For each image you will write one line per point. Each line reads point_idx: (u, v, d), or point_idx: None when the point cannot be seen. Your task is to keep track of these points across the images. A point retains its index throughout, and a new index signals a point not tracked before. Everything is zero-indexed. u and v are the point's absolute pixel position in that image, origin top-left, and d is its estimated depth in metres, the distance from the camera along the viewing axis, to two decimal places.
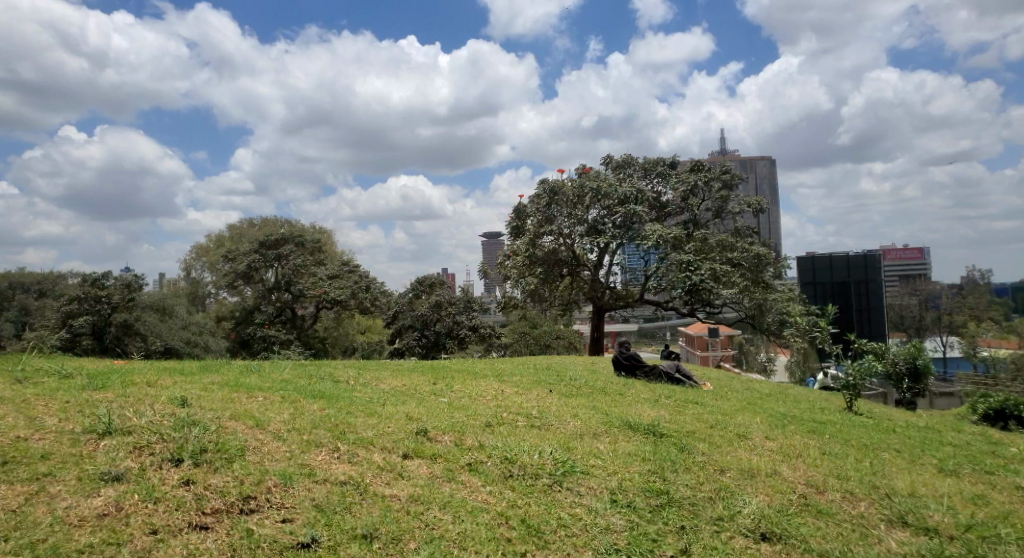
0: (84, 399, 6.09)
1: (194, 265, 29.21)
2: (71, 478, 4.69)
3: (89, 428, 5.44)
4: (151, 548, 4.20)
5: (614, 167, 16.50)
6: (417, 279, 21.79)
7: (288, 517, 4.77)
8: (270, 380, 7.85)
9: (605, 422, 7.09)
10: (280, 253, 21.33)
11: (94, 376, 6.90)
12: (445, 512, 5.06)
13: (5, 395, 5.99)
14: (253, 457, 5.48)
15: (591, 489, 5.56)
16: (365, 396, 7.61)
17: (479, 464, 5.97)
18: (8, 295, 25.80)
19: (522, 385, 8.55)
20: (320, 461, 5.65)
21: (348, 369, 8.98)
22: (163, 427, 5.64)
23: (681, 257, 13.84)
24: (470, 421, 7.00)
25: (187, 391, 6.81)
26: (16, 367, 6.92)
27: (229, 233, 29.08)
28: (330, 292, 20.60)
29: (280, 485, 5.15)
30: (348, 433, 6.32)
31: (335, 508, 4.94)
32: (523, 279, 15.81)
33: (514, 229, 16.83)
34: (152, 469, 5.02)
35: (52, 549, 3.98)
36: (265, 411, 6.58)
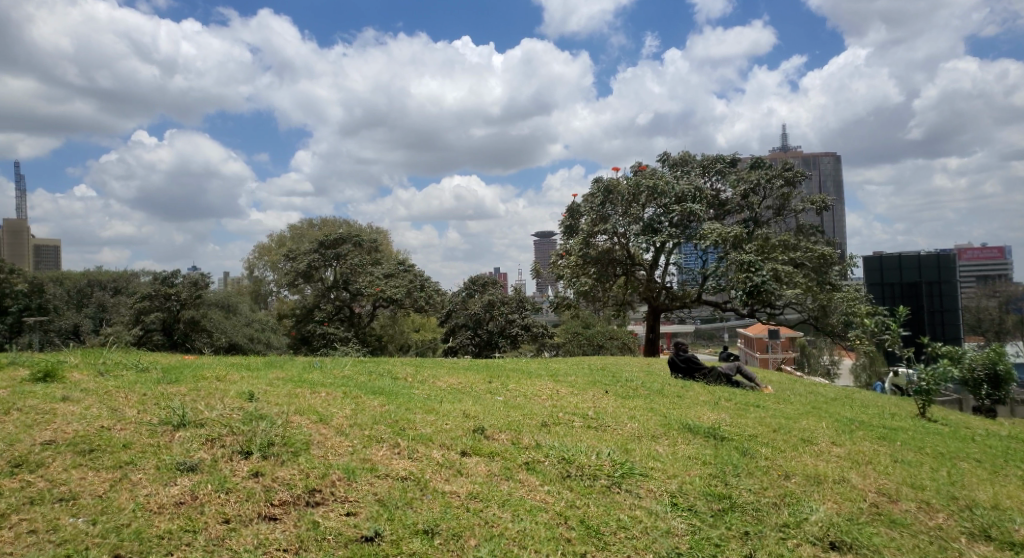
0: (160, 392, 6.38)
1: (257, 264, 30.20)
2: (151, 467, 4.92)
3: (165, 419, 5.71)
4: (224, 536, 4.37)
5: (671, 165, 16.27)
6: (470, 279, 22.10)
7: (352, 511, 4.88)
8: (331, 375, 8.06)
9: (663, 425, 6.98)
10: (338, 253, 21.84)
11: (169, 370, 7.24)
12: (505, 511, 5.09)
13: (90, 386, 6.34)
14: (317, 451, 5.64)
15: (651, 492, 5.49)
16: (423, 393, 7.71)
17: (537, 464, 5.97)
18: (87, 292, 27.32)
19: (578, 386, 8.51)
20: (381, 457, 5.76)
21: (407, 366, 9.14)
22: (233, 421, 5.86)
23: (740, 257, 13.52)
24: (527, 420, 7.02)
25: (255, 386, 7.07)
26: (99, 360, 7.32)
27: (290, 233, 29.95)
28: (386, 291, 21.00)
29: (344, 478, 5.28)
30: (407, 430, 6.42)
31: (397, 504, 5.02)
32: (577, 278, 15.75)
33: (568, 228, 16.79)
34: (224, 460, 5.23)
35: (135, 534, 4.19)
36: (327, 406, 6.76)
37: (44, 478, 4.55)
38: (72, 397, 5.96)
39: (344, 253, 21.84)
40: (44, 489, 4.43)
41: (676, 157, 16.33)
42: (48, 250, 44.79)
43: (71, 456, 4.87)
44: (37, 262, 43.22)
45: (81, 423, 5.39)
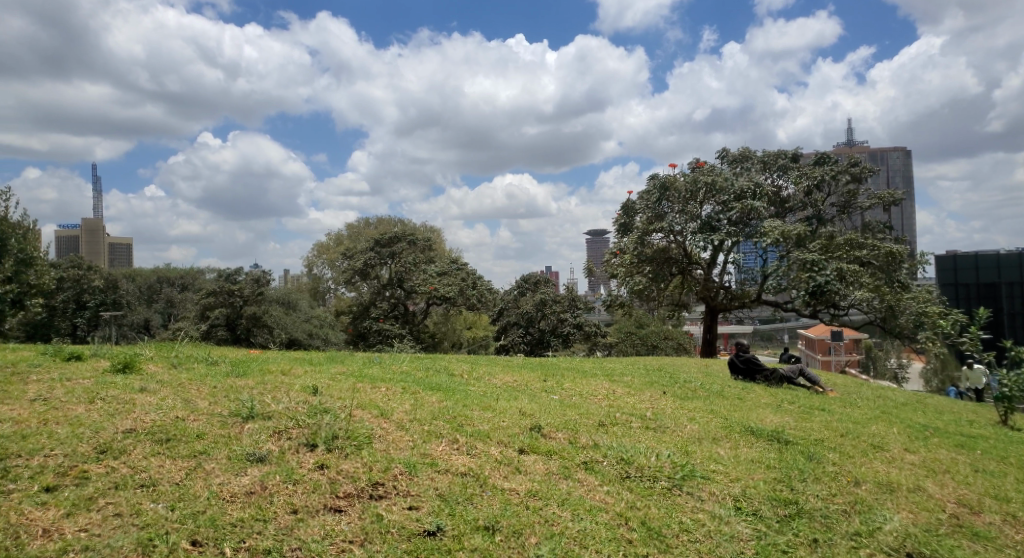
0: (229, 385, 6.62)
1: (316, 263, 30.95)
2: (223, 457, 5.11)
3: (235, 411, 5.92)
4: (293, 526, 4.50)
5: (730, 162, 15.93)
6: (520, 277, 22.73)
7: (413, 505, 4.95)
8: (390, 371, 8.21)
9: (724, 427, 6.84)
10: (393, 251, 22.18)
11: (236, 364, 7.50)
12: (564, 510, 5.08)
13: (164, 378, 6.63)
14: (380, 445, 5.75)
15: (714, 495, 5.38)
16: (479, 390, 7.76)
17: (595, 464, 5.94)
18: (157, 288, 28.44)
19: (635, 386, 8.41)
20: (441, 452, 5.83)
21: (463, 363, 9.22)
22: (299, 414, 6.03)
23: (803, 256, 13.14)
24: (584, 420, 6.97)
25: (318, 380, 7.26)
26: (172, 353, 7.65)
27: (347, 232, 30.63)
28: (439, 290, 21.26)
29: (405, 473, 5.36)
30: (465, 426, 6.48)
31: (458, 499, 5.07)
32: (631, 278, 15.60)
33: (622, 226, 16.64)
34: (291, 452, 5.38)
35: (210, 521, 4.35)
36: (387, 401, 6.88)
37: (125, 464, 4.78)
38: (149, 388, 6.24)
39: (399, 251, 22.20)
40: (126, 475, 4.65)
41: (735, 153, 15.97)
42: (121, 248, 46.98)
43: (149, 445, 5.10)
44: (112, 260, 45.41)
45: (158, 413, 5.64)
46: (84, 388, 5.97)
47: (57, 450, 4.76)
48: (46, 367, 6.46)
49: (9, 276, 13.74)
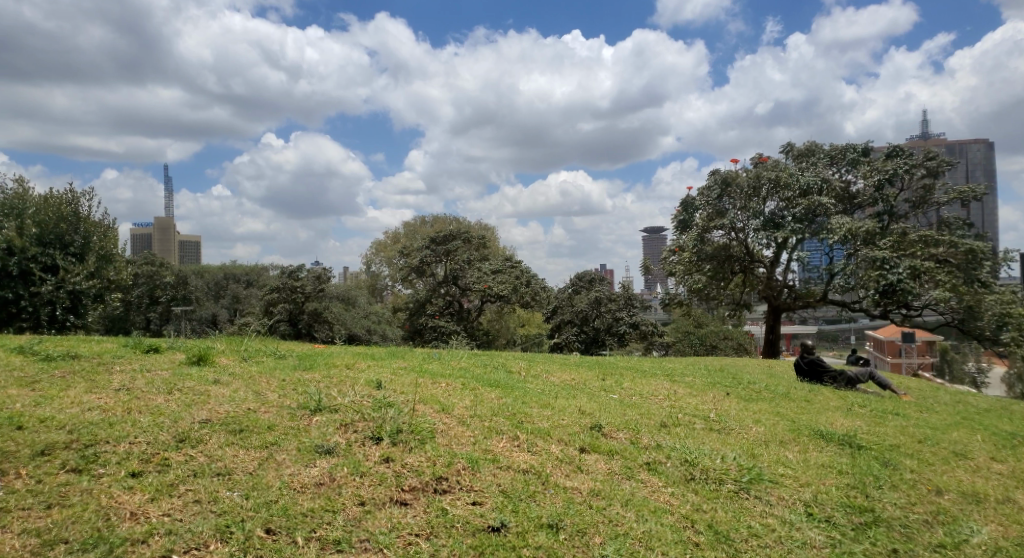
0: (297, 378, 6.82)
1: (374, 260, 31.55)
2: (293, 449, 5.25)
3: (303, 404, 6.08)
4: (361, 518, 4.58)
5: (794, 157, 15.49)
6: (575, 275, 22.61)
7: (477, 500, 4.98)
8: (449, 366, 8.31)
9: (792, 430, 6.64)
10: (448, 248, 22.42)
11: (303, 357, 7.71)
12: (628, 510, 5.02)
13: (236, 371, 6.87)
14: (442, 440, 5.81)
15: (783, 499, 5.23)
16: (538, 388, 7.75)
17: (658, 464, 5.85)
18: (224, 285, 28.97)
19: (697, 387, 8.25)
20: (502, 449, 5.84)
21: (520, 360, 9.23)
22: (364, 407, 6.16)
23: (873, 253, 12.64)
24: (645, 420, 6.88)
25: (381, 374, 7.39)
26: (242, 347, 7.92)
27: (404, 230, 31.14)
28: (493, 287, 21.39)
29: (468, 468, 5.40)
30: (526, 423, 6.47)
31: (521, 496, 5.08)
32: (690, 275, 15.36)
33: (681, 223, 16.39)
34: (357, 444, 5.49)
35: (282, 510, 4.48)
36: (448, 396, 6.95)
37: (202, 453, 4.97)
38: (222, 380, 6.48)
39: (454, 249, 22.39)
40: (204, 463, 4.83)
41: (800, 148, 15.51)
42: (190, 245, 49.01)
43: (224, 435, 5.29)
44: (183, 256, 47.40)
45: (231, 405, 5.84)
46: (163, 379, 6.25)
47: (141, 437, 4.98)
48: (128, 358, 6.80)
49: (92, 272, 14.53)
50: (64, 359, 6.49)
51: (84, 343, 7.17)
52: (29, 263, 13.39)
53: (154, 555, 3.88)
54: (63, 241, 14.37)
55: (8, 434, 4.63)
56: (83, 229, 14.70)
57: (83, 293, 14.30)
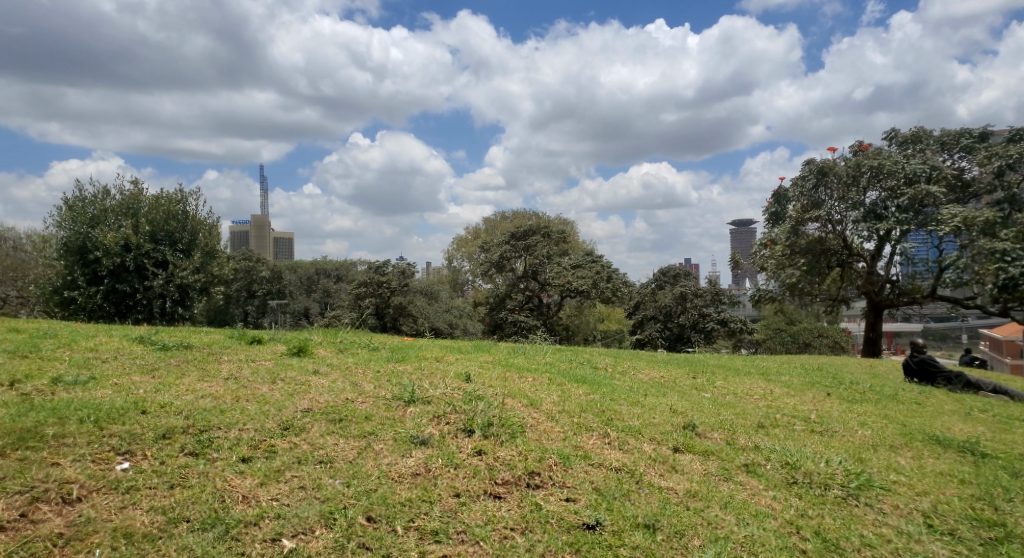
0: (390, 370, 7.01)
1: (455, 256, 32.06)
2: (390, 439, 5.38)
3: (398, 395, 6.23)
4: (457, 510, 4.63)
5: (900, 143, 14.58)
6: (660, 270, 22.23)
7: (571, 497, 4.93)
8: (536, 361, 8.30)
9: (903, 435, 6.23)
10: (528, 244, 22.49)
11: (395, 350, 7.92)
12: (728, 513, 4.84)
13: (333, 362, 7.13)
14: (533, 435, 5.79)
15: (898, 508, 4.91)
16: (626, 385, 7.62)
17: (757, 466, 5.62)
18: (316, 280, 29.98)
19: (794, 386, 7.87)
20: (593, 445, 5.76)
21: (607, 356, 9.11)
22: (455, 399, 6.24)
23: (992, 245, 11.70)
24: (741, 420, 6.63)
25: (470, 367, 7.48)
26: (337, 339, 8.21)
27: (485, 226, 31.49)
28: (573, 282, 21.28)
29: (560, 464, 5.36)
30: (616, 420, 6.36)
31: (615, 495, 4.99)
32: (783, 270, 14.79)
33: (773, 215, 15.78)
34: (451, 436, 5.56)
35: (382, 498, 4.59)
36: (536, 391, 6.93)
37: (306, 441, 5.16)
38: (321, 370, 6.75)
39: (533, 244, 22.46)
40: (307, 451, 5.02)
41: (906, 133, 14.59)
42: (285, 242, 51.48)
43: (325, 424, 5.47)
44: (277, 253, 49.78)
45: (331, 395, 6.06)
46: (267, 368, 6.57)
47: (249, 424, 5.23)
48: (235, 349, 7.17)
49: (198, 267, 15.46)
50: (178, 348, 6.92)
51: (196, 334, 7.62)
52: (143, 258, 14.55)
53: (265, 537, 4.06)
54: (173, 238, 15.35)
55: (134, 418, 4.96)
56: (190, 227, 15.66)
57: (190, 286, 15.25)
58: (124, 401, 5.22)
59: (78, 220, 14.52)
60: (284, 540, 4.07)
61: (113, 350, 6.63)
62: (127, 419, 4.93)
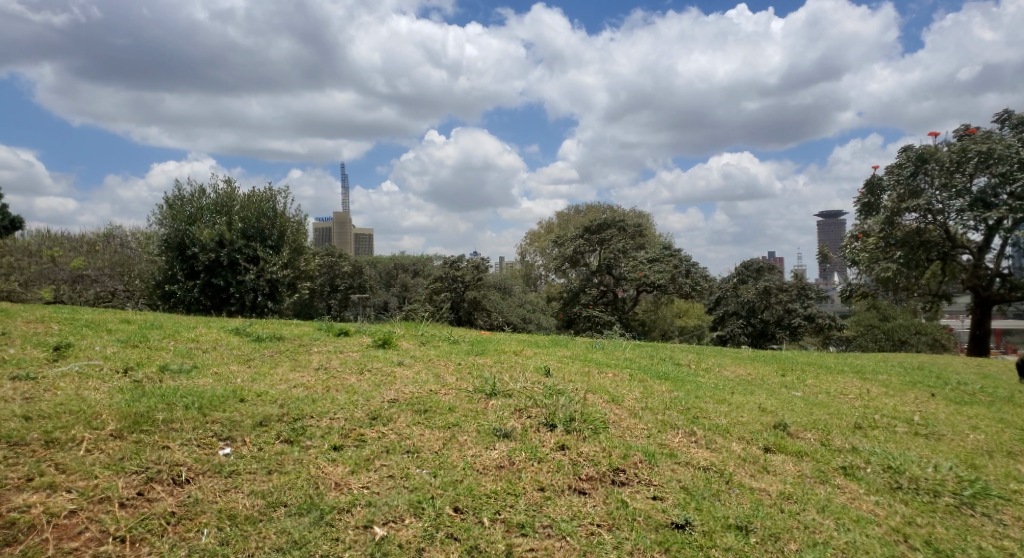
0: (471, 363, 7.09)
1: (528, 250, 32.11)
2: (473, 431, 5.42)
3: (479, 387, 6.28)
4: (542, 504, 4.60)
5: (1012, 125, 13.49)
6: (742, 264, 21.57)
7: (658, 495, 4.81)
8: (615, 356, 8.18)
9: (1022, 440, 5.77)
10: (603, 237, 22.24)
11: (475, 343, 7.99)
12: (826, 517, 4.61)
13: (416, 354, 7.28)
14: (616, 431, 5.69)
15: (1019, 520, 4.56)
16: (711, 382, 7.38)
17: (856, 469, 5.32)
18: (394, 274, 30.73)
19: (893, 386, 7.42)
20: (678, 444, 5.61)
21: (688, 353, 8.86)
22: (536, 393, 6.21)
23: None
24: (836, 421, 6.29)
25: (549, 361, 7.45)
26: (419, 332, 8.35)
27: (558, 220, 31.38)
28: (650, 277, 20.91)
29: (645, 461, 5.25)
30: (702, 418, 6.17)
31: (704, 495, 4.84)
32: (877, 263, 13.90)
33: (865, 205, 14.96)
34: (532, 430, 5.54)
35: (469, 490, 4.62)
36: (617, 387, 6.81)
37: (393, 431, 5.27)
38: (405, 362, 6.91)
39: (608, 238, 22.18)
40: (395, 440, 5.13)
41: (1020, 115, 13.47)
42: (364, 237, 53.00)
43: (411, 415, 5.58)
44: (358, 249, 51.30)
45: (415, 386, 6.18)
46: (354, 359, 6.78)
47: (340, 414, 5.39)
48: (324, 341, 7.42)
49: (286, 263, 16.13)
50: (271, 340, 7.22)
51: (287, 326, 7.92)
52: (236, 254, 15.31)
53: (357, 524, 4.16)
54: (263, 234, 16.04)
55: (234, 405, 5.20)
56: (279, 224, 16.34)
57: (279, 281, 15.94)
58: (224, 389, 5.48)
59: (178, 218, 15.43)
60: (375, 527, 4.15)
61: (212, 341, 6.98)
62: (227, 406, 5.17)
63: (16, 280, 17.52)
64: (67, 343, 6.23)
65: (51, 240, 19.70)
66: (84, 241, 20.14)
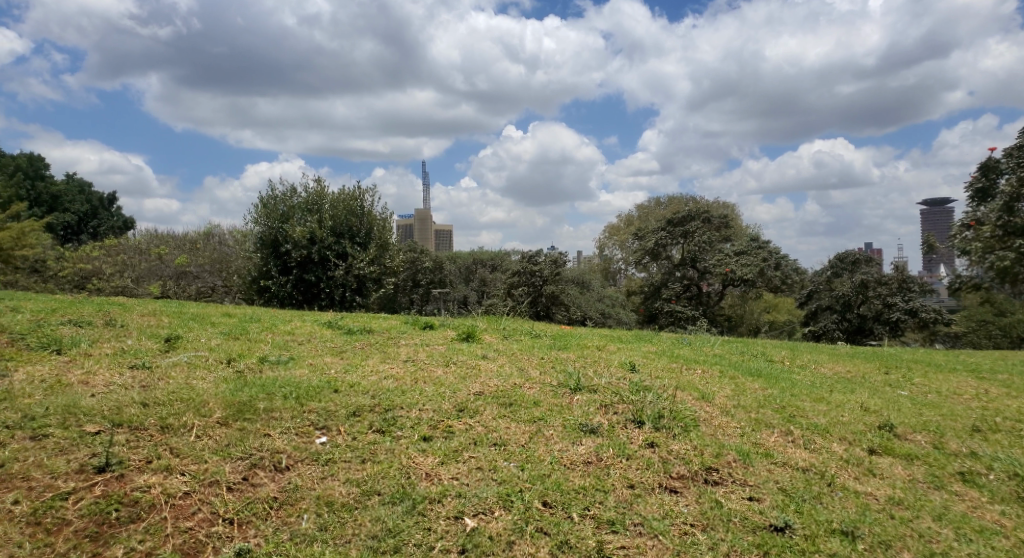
0: (554, 357, 7.05)
1: (607, 244, 31.76)
2: (559, 425, 5.38)
3: (563, 382, 6.23)
4: (632, 501, 4.50)
5: None
6: (836, 256, 20.49)
7: (754, 496, 4.62)
8: (703, 353, 7.91)
9: None
10: (686, 230, 21.69)
11: (558, 337, 7.94)
12: (943, 525, 4.29)
13: (500, 348, 7.32)
14: (707, 429, 5.50)
15: None
16: (807, 380, 7.02)
17: (977, 475, 4.93)
18: (473, 269, 31.14)
19: (1016, 387, 6.85)
20: (775, 443, 5.36)
21: (781, 349, 8.48)
22: (622, 389, 6.10)
23: None
24: (950, 422, 5.86)
25: (634, 357, 7.30)
26: (501, 326, 8.39)
27: (638, 213, 30.86)
28: (736, 271, 20.21)
29: (739, 461, 5.05)
30: (799, 418, 5.87)
31: (804, 497, 4.60)
32: (991, 253, 12.92)
33: (979, 191, 13.90)
34: (620, 427, 5.43)
35: (556, 485, 4.57)
36: (707, 384, 6.59)
37: (480, 424, 5.31)
38: (489, 355, 6.95)
39: (692, 230, 21.61)
40: (482, 433, 5.15)
41: None
42: (444, 234, 53.97)
43: (497, 408, 5.60)
44: (438, 245, 52.30)
45: (500, 379, 6.20)
46: (440, 353, 6.89)
47: (428, 405, 5.47)
48: (411, 334, 7.59)
49: (373, 259, 16.62)
50: (361, 333, 7.43)
51: (376, 319, 8.14)
52: (326, 251, 15.96)
53: (448, 515, 4.20)
54: (352, 231, 16.61)
55: (329, 396, 5.38)
56: (366, 221, 16.82)
57: (366, 277, 16.47)
58: (319, 380, 5.69)
59: (272, 217, 16.17)
60: (466, 518, 4.19)
61: (306, 334, 7.26)
62: (323, 397, 5.36)
63: (128, 277, 18.98)
64: (176, 335, 6.63)
65: (158, 239, 21.11)
66: (187, 239, 21.47)
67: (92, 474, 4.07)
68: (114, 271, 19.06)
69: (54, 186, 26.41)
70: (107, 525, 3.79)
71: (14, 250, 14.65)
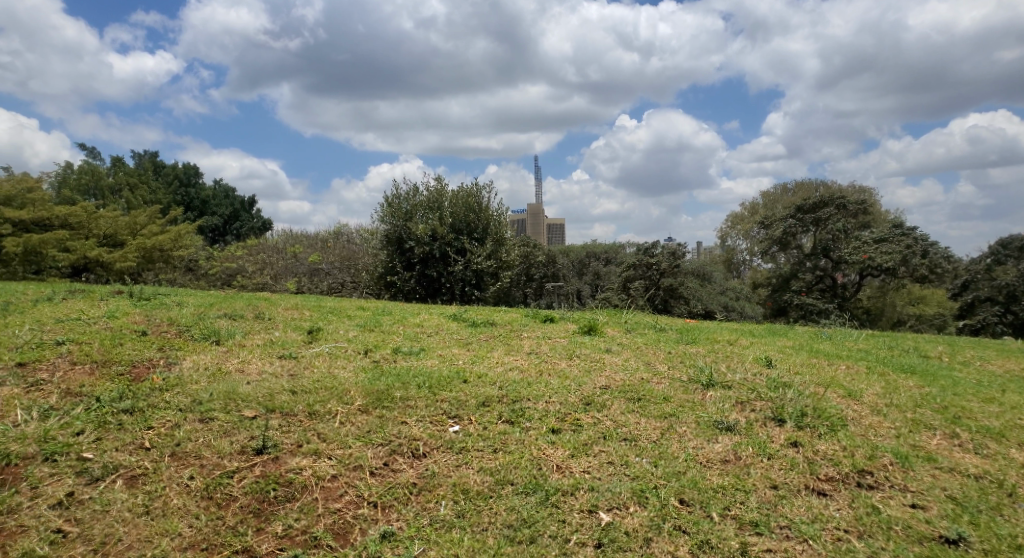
0: (682, 351, 6.82)
1: (729, 234, 30.51)
2: (692, 422, 5.16)
3: (694, 378, 5.98)
4: (776, 502, 4.23)
5: None
6: (999, 241, 18.70)
7: (919, 504, 4.19)
8: (846, 347, 7.34)
9: None
10: (818, 217, 20.48)
11: (684, 331, 7.67)
12: None
13: (623, 342, 7.17)
14: (857, 429, 5.07)
15: None
16: (972, 378, 6.33)
17: None
18: (586, 263, 31.04)
19: None
20: (938, 447, 4.85)
21: (938, 345, 7.70)
22: (759, 386, 5.77)
23: None
24: None
25: (770, 352, 6.90)
26: (623, 319, 8.24)
27: (762, 201, 29.36)
28: (876, 259, 18.70)
29: (897, 464, 4.61)
30: (966, 419, 5.28)
31: (979, 507, 4.13)
32: None
33: None
34: (759, 424, 5.13)
35: (693, 483, 4.39)
36: (853, 381, 6.10)
37: (608, 418, 5.21)
38: (613, 349, 6.83)
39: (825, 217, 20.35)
40: (611, 427, 5.06)
41: None
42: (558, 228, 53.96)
43: (625, 402, 5.47)
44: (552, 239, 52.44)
45: (626, 374, 6.07)
46: (563, 345, 6.86)
47: (554, 397, 5.44)
48: (533, 326, 7.60)
49: (490, 253, 16.88)
50: (485, 325, 7.56)
51: (499, 312, 8.24)
52: (447, 247, 16.46)
53: (583, 508, 4.15)
54: (470, 227, 16.94)
55: (459, 385, 5.50)
56: (484, 218, 17.06)
57: (484, 272, 16.77)
58: (449, 370, 5.84)
59: (396, 216, 16.90)
60: (600, 513, 4.11)
61: (434, 326, 7.46)
62: (453, 386, 5.48)
63: (268, 274, 20.52)
64: (317, 327, 7.05)
65: (294, 239, 22.70)
66: (319, 237, 22.92)
67: (252, 456, 4.38)
68: (255, 268, 20.71)
69: (203, 192, 29.05)
70: (267, 502, 4.07)
71: (172, 251, 16.26)
